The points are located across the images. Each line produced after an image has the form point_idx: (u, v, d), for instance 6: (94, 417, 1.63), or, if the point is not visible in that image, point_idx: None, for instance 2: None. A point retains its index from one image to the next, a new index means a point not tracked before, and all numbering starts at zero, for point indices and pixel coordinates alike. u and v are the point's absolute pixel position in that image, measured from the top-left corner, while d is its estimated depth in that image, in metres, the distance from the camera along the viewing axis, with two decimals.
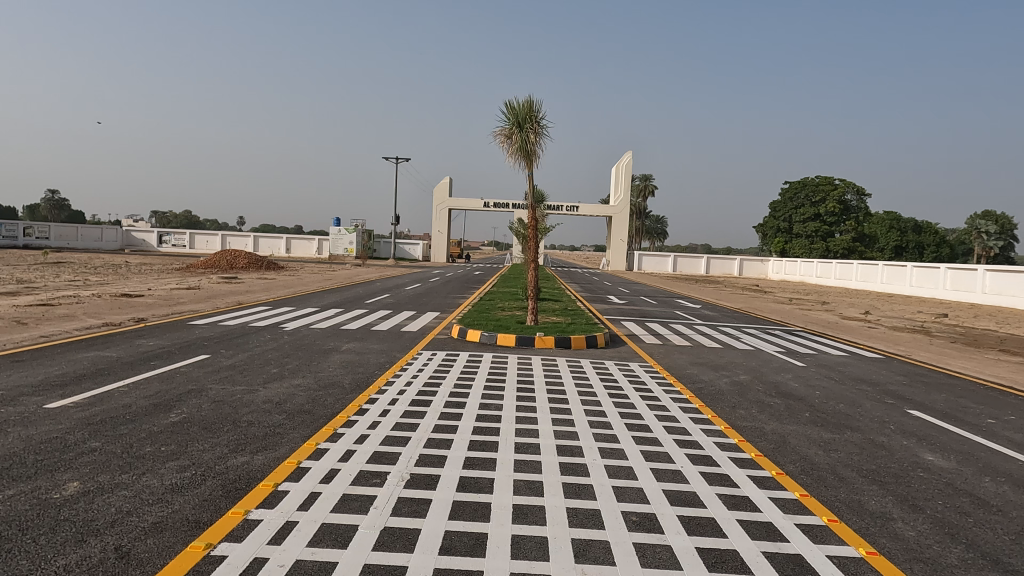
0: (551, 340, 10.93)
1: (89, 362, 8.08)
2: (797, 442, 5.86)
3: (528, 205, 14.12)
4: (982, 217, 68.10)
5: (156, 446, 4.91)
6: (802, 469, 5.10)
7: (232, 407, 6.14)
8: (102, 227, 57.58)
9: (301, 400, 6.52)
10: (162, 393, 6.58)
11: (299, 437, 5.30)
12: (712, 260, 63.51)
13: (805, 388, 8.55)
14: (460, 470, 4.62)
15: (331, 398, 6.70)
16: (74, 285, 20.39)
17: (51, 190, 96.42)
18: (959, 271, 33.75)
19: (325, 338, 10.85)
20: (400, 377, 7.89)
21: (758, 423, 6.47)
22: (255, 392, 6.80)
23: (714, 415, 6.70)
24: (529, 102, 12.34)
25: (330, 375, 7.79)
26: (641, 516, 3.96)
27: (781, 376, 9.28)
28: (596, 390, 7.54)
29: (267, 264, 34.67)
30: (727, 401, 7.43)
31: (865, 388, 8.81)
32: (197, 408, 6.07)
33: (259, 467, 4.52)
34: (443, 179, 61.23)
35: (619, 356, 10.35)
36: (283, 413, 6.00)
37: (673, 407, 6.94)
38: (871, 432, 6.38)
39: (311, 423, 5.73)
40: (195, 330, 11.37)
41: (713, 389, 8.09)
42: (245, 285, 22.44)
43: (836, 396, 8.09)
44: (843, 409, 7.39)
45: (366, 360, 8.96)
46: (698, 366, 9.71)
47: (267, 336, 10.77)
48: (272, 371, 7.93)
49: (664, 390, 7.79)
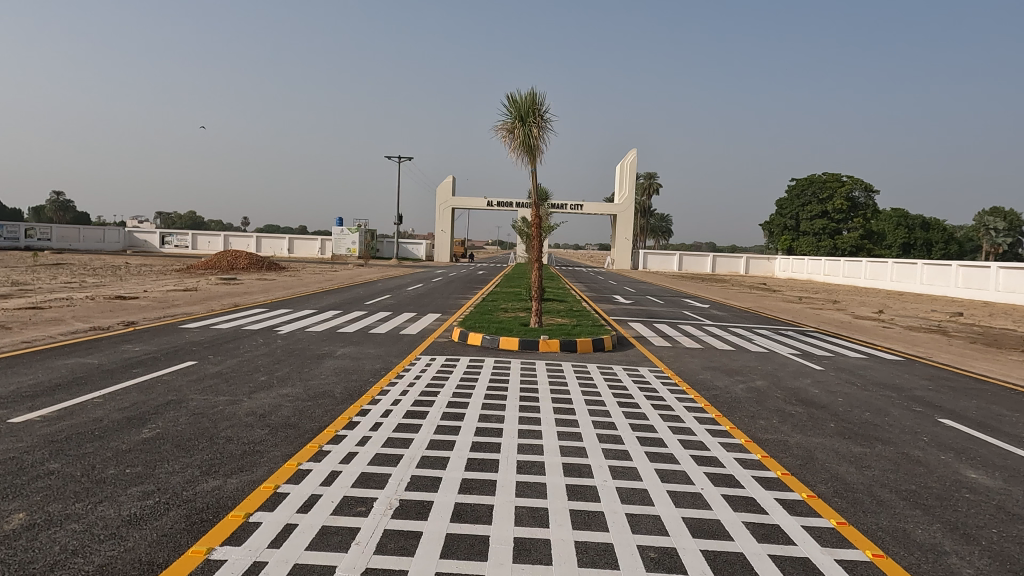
0: (555, 344, 10.42)
1: (67, 370, 7.63)
2: (826, 457, 5.37)
3: (531, 203, 13.54)
4: (990, 214, 67.41)
5: (121, 468, 4.44)
6: (835, 490, 4.61)
7: (212, 421, 5.69)
8: (103, 228, 57.22)
9: (286, 412, 6.05)
10: (138, 405, 6.12)
11: (279, 456, 4.81)
12: (719, 257, 62.48)
13: (827, 395, 8.02)
14: (455, 496, 4.15)
15: (319, 409, 6.21)
16: (69, 287, 19.99)
17: (58, 194, 97.02)
18: (971, 269, 33.06)
19: (319, 343, 10.37)
20: (396, 385, 7.42)
21: (781, 435, 5.97)
22: (239, 403, 6.33)
23: (733, 427, 6.20)
24: (531, 94, 11.84)
25: (321, 384, 7.32)
26: (660, 552, 3.48)
27: (798, 381, 8.79)
28: (605, 400, 7.04)
29: (267, 265, 34.21)
30: (745, 410, 6.92)
31: (889, 394, 8.26)
32: (172, 422, 5.59)
33: (230, 494, 4.05)
34: (445, 179, 60.80)
35: (628, 361, 9.86)
36: (266, 428, 5.52)
37: (687, 416, 6.47)
38: (904, 446, 5.88)
39: (294, 439, 5.24)
40: (186, 334, 10.91)
41: (729, 397, 7.59)
42: (243, 287, 21.96)
43: (860, 404, 7.56)
44: (870, 418, 6.87)
45: (361, 367, 8.49)
46: (711, 371, 9.21)
47: (259, 341, 10.29)
48: (260, 379, 7.47)
49: (677, 398, 7.30)
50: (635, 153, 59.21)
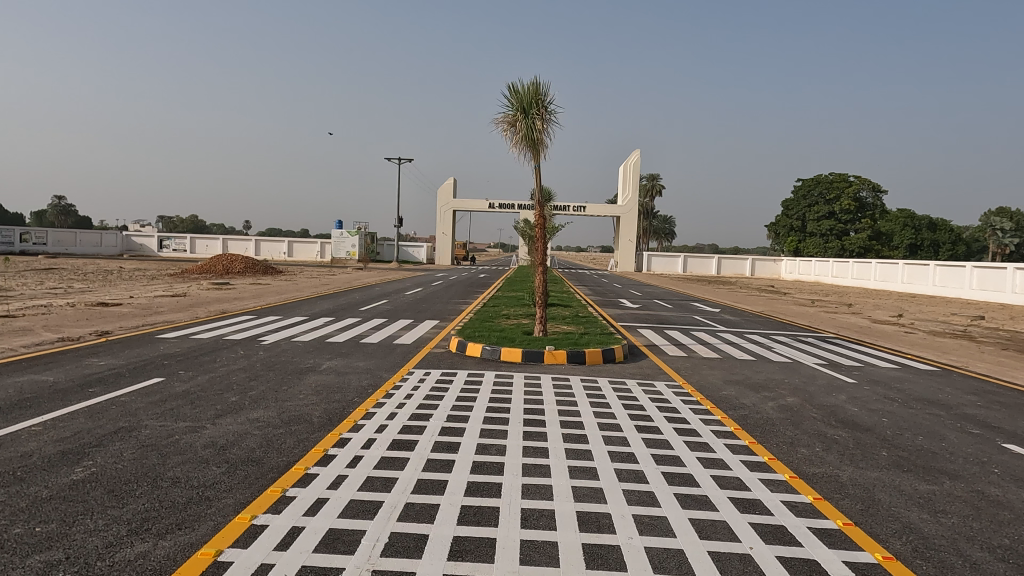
0: (562, 355, 9.54)
1: (16, 389, 6.80)
2: (890, 499, 4.51)
3: (534, 203, 12.67)
4: (997, 214, 66.50)
5: (30, 525, 3.58)
6: (914, 548, 3.73)
7: (161, 456, 4.82)
8: (100, 232, 56.42)
9: (251, 444, 5.18)
10: (80, 435, 5.27)
11: (231, 506, 3.94)
12: (723, 259, 61.51)
13: (868, 414, 7.12)
14: (444, 565, 3.28)
15: (290, 439, 5.33)
16: (52, 293, 19.13)
17: (58, 198, 96.77)
18: (987, 270, 32.02)
19: (304, 355, 9.49)
20: (383, 407, 6.53)
21: (830, 469, 5.11)
22: (198, 432, 5.46)
23: (772, 457, 5.32)
24: (535, 84, 10.98)
25: (300, 405, 6.46)
26: None
27: (833, 399, 7.86)
28: (622, 425, 6.16)
29: (263, 267, 33.31)
30: (781, 435, 6.03)
31: (938, 414, 7.33)
32: (112, 458, 4.71)
33: (156, 564, 3.19)
34: (446, 180, 60.00)
35: (642, 374, 8.97)
36: (222, 465, 4.65)
37: (718, 445, 5.59)
38: (976, 481, 4.99)
39: (254, 481, 4.36)
40: (161, 346, 10.04)
41: (760, 417, 6.71)
42: (234, 292, 21.11)
43: (909, 427, 6.65)
44: (925, 445, 5.96)
45: (346, 383, 7.61)
46: (735, 386, 8.29)
47: (238, 354, 9.42)
48: (230, 400, 6.60)
49: (703, 421, 6.42)
50: (638, 154, 58.39)
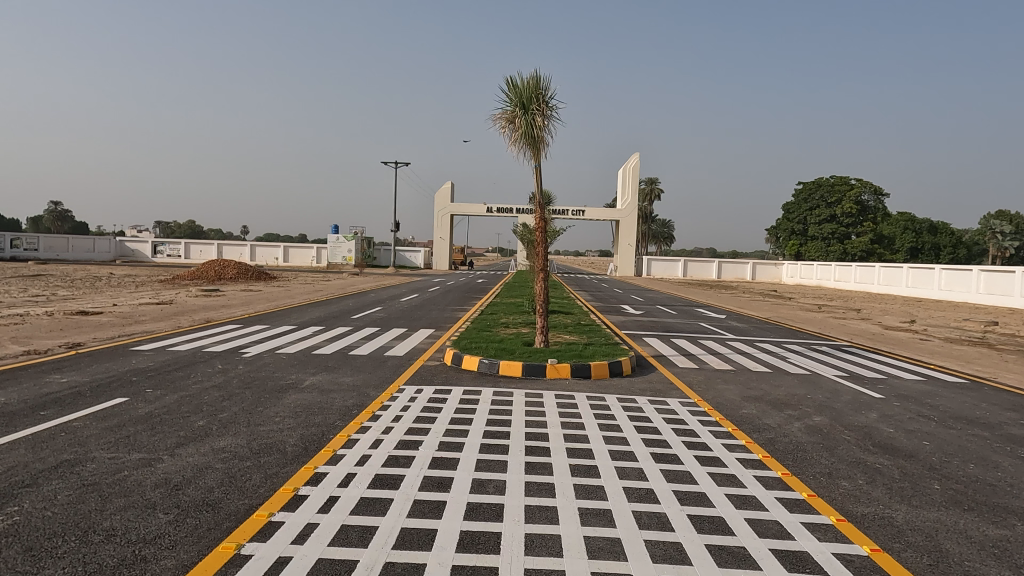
0: (566, 369, 8.83)
1: None
2: (962, 550, 3.80)
3: (535, 205, 11.94)
4: (997, 216, 65.86)
5: None
6: None
7: (100, 499, 4.09)
8: (93, 237, 55.63)
9: (210, 482, 4.46)
10: (10, 471, 4.54)
11: (171, 570, 3.22)
12: (724, 263, 60.89)
13: (906, 436, 6.42)
14: None
15: (256, 475, 4.61)
16: (32, 301, 18.33)
17: (55, 202, 96.19)
18: (994, 274, 31.38)
19: (286, 369, 8.77)
20: (367, 432, 5.79)
21: (883, 509, 4.39)
22: (151, 467, 4.74)
23: (812, 494, 4.60)
24: (535, 78, 10.31)
25: (273, 431, 5.74)
26: None
27: (863, 418, 7.14)
28: (637, 451, 5.43)
29: (256, 274, 32.67)
30: (817, 465, 5.32)
31: (981, 435, 6.62)
32: (42, 504, 4.00)
33: None
34: (444, 185, 59.39)
35: (653, 388, 8.28)
36: (170, 513, 3.92)
37: (748, 478, 4.88)
38: None
39: (205, 534, 3.64)
40: (132, 360, 9.31)
41: (789, 442, 6.01)
42: (223, 299, 20.37)
43: (955, 452, 5.95)
44: (980, 476, 5.25)
45: (329, 403, 6.88)
46: (754, 403, 7.59)
47: (215, 368, 8.69)
48: (195, 425, 5.88)
49: (728, 447, 5.69)
50: (637, 158, 57.81)
